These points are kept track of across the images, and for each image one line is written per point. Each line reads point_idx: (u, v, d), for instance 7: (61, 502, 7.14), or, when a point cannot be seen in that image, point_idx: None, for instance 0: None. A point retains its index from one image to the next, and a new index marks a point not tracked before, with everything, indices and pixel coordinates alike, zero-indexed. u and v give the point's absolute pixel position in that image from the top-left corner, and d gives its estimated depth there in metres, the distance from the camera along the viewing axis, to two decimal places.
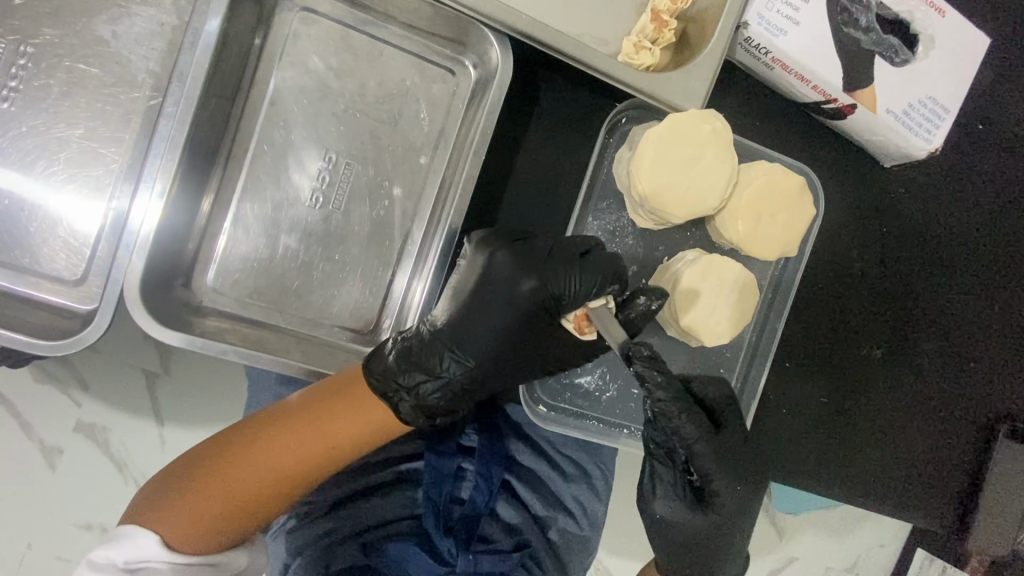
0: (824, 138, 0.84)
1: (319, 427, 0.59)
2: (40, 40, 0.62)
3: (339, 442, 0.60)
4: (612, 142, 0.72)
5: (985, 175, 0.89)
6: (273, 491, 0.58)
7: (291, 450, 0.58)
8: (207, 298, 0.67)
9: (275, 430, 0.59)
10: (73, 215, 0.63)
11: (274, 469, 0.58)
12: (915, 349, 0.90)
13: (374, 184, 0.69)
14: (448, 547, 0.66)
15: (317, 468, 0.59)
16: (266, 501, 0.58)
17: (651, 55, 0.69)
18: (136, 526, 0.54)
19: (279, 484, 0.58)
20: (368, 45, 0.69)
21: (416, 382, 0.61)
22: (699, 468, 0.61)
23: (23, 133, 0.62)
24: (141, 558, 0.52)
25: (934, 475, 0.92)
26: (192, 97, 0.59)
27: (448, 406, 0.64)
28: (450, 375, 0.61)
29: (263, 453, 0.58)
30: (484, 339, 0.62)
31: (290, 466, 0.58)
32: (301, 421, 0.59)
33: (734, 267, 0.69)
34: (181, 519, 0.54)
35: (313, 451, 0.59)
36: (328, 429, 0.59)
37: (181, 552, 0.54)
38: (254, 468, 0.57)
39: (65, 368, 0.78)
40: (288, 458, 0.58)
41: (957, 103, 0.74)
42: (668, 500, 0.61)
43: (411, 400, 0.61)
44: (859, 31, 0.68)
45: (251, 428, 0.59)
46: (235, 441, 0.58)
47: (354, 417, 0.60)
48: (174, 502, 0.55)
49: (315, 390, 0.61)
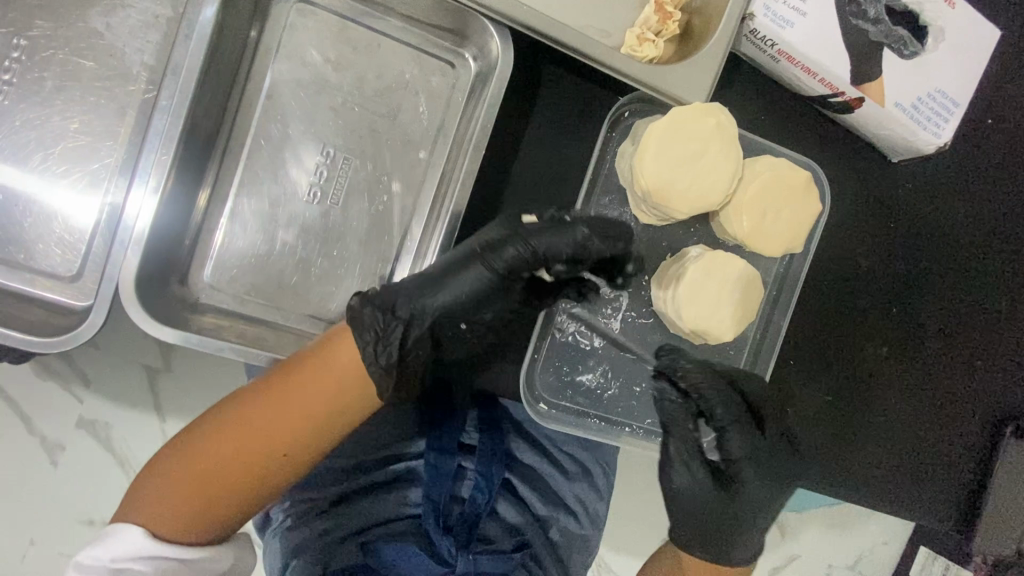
0: (831, 132, 0.82)
1: (290, 398, 0.56)
2: (34, 32, 0.61)
3: (309, 413, 0.56)
4: (615, 136, 0.71)
5: (993, 170, 0.88)
6: (249, 469, 0.56)
7: (261, 425, 0.56)
8: (204, 295, 0.66)
9: (246, 414, 0.56)
10: (68, 209, 0.62)
11: (245, 451, 0.56)
12: (922, 346, 0.89)
13: (373, 179, 0.69)
14: (446, 546, 0.66)
15: (290, 443, 0.56)
16: (244, 483, 0.56)
17: (655, 47, 0.68)
18: (123, 522, 0.54)
19: (251, 461, 0.56)
20: (366, 37, 0.68)
21: (380, 290, 0.59)
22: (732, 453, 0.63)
23: (17, 126, 0.61)
24: (125, 557, 0.52)
25: (941, 474, 0.91)
26: (187, 90, 0.58)
27: (396, 317, 0.57)
28: (408, 283, 0.58)
29: (235, 437, 0.56)
30: (454, 266, 0.59)
31: (261, 441, 0.56)
32: (272, 399, 0.56)
33: (738, 263, 0.68)
34: (161, 507, 0.54)
35: (284, 424, 0.56)
36: (299, 399, 0.56)
37: (163, 542, 0.54)
38: (226, 451, 0.55)
39: (63, 364, 0.78)
40: (259, 434, 0.56)
41: (966, 96, 0.72)
42: (690, 472, 0.62)
43: (367, 301, 0.58)
44: (869, 22, 0.66)
45: (226, 411, 0.57)
46: (210, 422, 0.57)
47: (321, 384, 0.57)
48: (155, 491, 0.55)
49: (287, 367, 0.58)
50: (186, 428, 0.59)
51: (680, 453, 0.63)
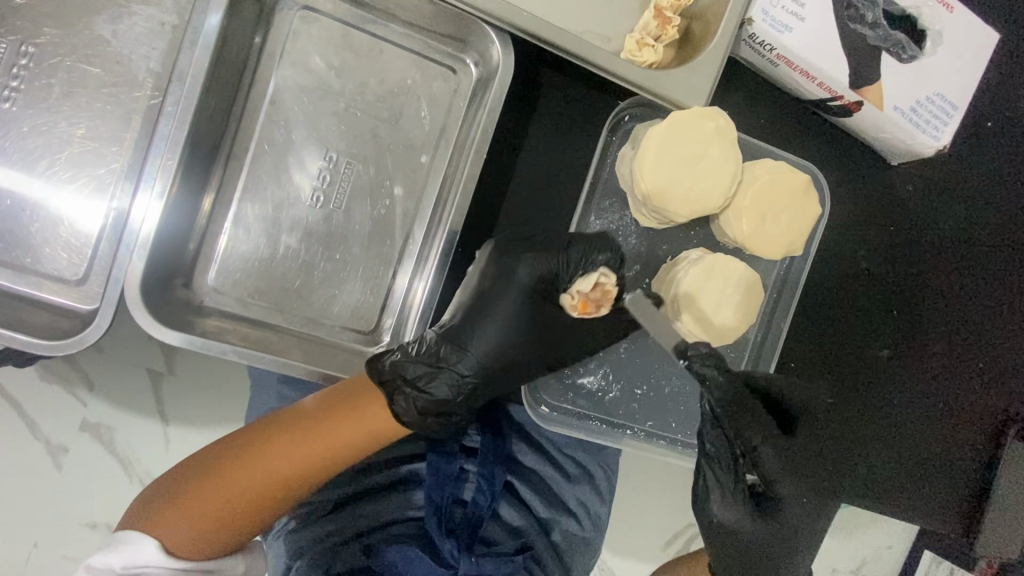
0: (830, 135, 0.83)
1: (334, 433, 0.60)
2: (41, 40, 0.62)
3: (343, 451, 0.60)
4: (615, 140, 0.72)
5: (994, 174, 0.88)
6: (273, 495, 0.59)
7: (294, 456, 0.59)
8: (207, 298, 0.67)
9: (277, 440, 0.59)
10: (75, 214, 0.63)
11: (271, 476, 0.58)
12: (926, 350, 0.89)
13: (375, 183, 0.69)
14: (450, 548, 0.65)
15: (320, 475, 0.60)
16: (265, 505, 0.59)
17: (655, 52, 0.68)
18: (134, 531, 0.55)
19: (282, 487, 0.59)
20: (368, 43, 0.68)
21: (418, 374, 0.63)
22: (767, 475, 0.59)
23: (25, 132, 0.62)
24: (139, 564, 0.53)
25: (946, 473, 0.91)
26: (193, 95, 0.59)
27: (454, 403, 0.64)
28: (451, 366, 0.64)
29: (264, 462, 0.58)
30: (488, 340, 0.64)
31: (294, 471, 0.59)
32: (304, 431, 0.60)
33: (738, 265, 0.68)
34: (181, 527, 0.55)
35: (316, 459, 0.59)
36: (334, 436, 0.60)
37: (177, 558, 0.55)
38: (253, 475, 0.58)
39: (70, 368, 0.78)
40: (292, 465, 0.59)
41: (965, 100, 0.73)
42: (723, 506, 0.60)
43: (407, 391, 0.62)
44: (866, 27, 0.67)
45: (256, 436, 0.60)
46: (243, 446, 0.59)
47: (358, 426, 0.60)
48: (175, 507, 0.56)
49: (323, 398, 0.62)
50: (212, 445, 0.61)
51: (715, 480, 0.60)
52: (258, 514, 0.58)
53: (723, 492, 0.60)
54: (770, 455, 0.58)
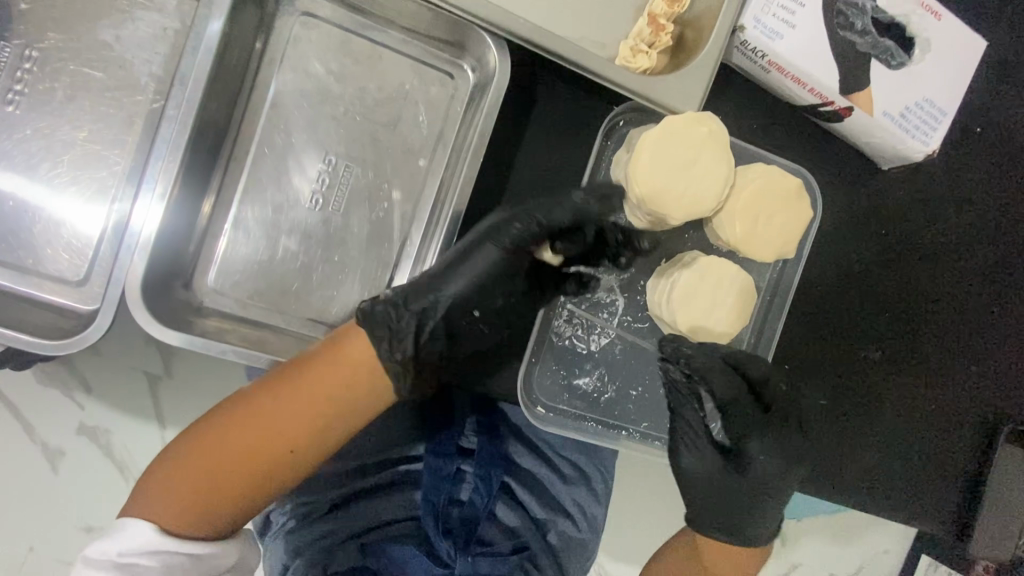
0: (822, 140, 0.84)
1: (313, 392, 0.58)
2: (45, 45, 0.63)
3: (322, 410, 0.58)
4: (610, 144, 0.73)
5: (984, 179, 0.89)
6: (258, 463, 0.57)
7: (273, 420, 0.57)
8: (207, 299, 0.68)
9: (256, 404, 0.57)
10: (76, 216, 0.64)
11: (253, 442, 0.56)
12: (917, 352, 0.90)
13: (374, 186, 0.70)
14: (446, 548, 0.67)
15: (306, 438, 0.58)
16: (253, 474, 0.57)
17: (649, 58, 0.69)
18: (128, 516, 0.55)
19: (265, 453, 0.57)
20: (367, 49, 0.70)
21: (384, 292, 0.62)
22: (739, 432, 0.66)
23: (27, 136, 0.63)
24: (133, 552, 0.53)
25: (939, 474, 0.92)
26: (194, 97, 0.60)
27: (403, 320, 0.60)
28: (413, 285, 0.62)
29: (244, 429, 0.57)
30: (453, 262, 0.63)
31: (275, 437, 0.57)
32: (282, 393, 0.57)
33: (732, 268, 0.69)
34: (172, 505, 0.55)
35: (298, 423, 0.57)
36: (312, 395, 0.58)
37: (173, 535, 0.54)
38: (235, 442, 0.56)
39: (68, 369, 0.79)
40: (274, 430, 0.57)
41: (953, 105, 0.74)
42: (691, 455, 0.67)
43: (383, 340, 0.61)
44: (856, 34, 0.68)
45: (235, 402, 0.58)
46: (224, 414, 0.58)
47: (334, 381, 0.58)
48: (166, 483, 0.55)
49: (301, 357, 0.59)
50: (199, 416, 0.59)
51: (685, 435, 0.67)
52: (247, 486, 0.57)
53: (692, 445, 0.67)
54: (739, 412, 0.66)
